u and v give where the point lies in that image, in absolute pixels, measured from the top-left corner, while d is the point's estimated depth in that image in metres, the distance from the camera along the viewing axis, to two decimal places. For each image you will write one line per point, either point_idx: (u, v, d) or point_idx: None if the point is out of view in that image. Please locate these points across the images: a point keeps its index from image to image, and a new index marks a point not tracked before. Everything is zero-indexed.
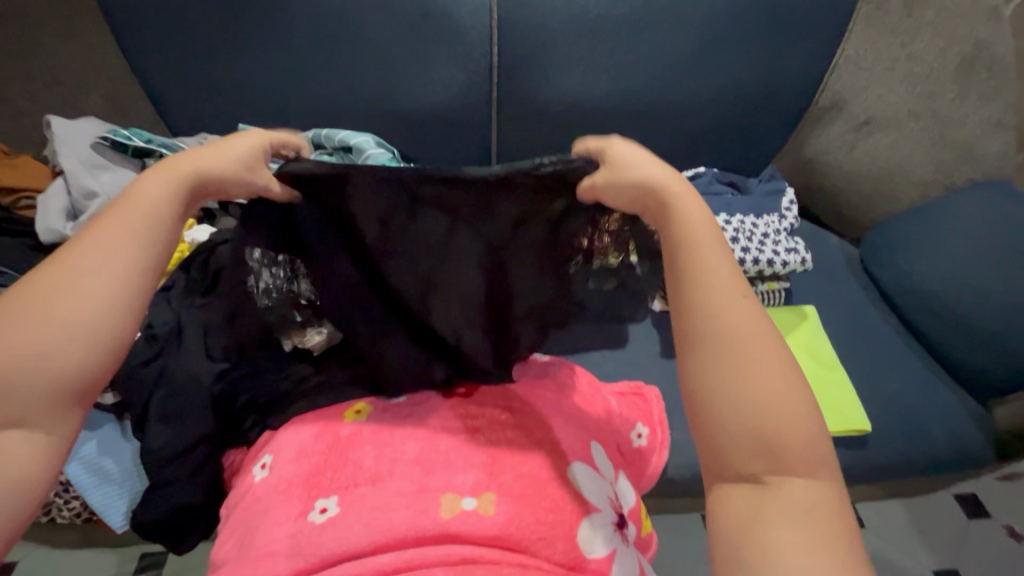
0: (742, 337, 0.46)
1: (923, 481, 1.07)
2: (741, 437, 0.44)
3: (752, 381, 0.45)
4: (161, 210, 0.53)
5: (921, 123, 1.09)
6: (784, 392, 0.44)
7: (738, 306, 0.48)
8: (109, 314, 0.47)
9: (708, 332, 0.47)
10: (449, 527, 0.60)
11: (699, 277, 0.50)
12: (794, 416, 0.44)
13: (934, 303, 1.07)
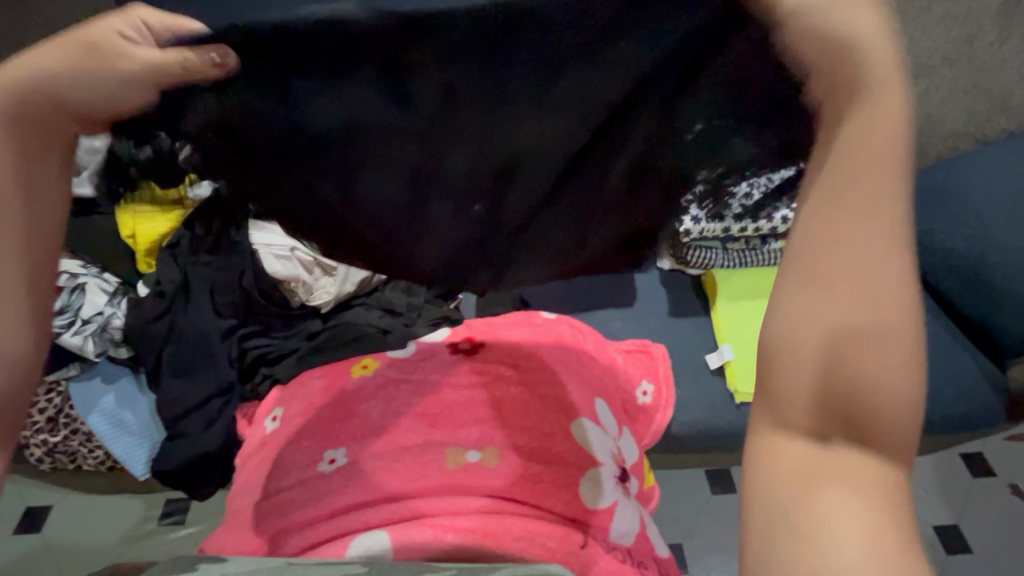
0: (863, 227, 0.30)
1: (932, 438, 1.07)
2: (815, 393, 0.32)
3: (869, 303, 0.30)
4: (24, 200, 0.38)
5: (955, 69, 1.01)
6: (910, 366, 0.30)
7: (891, 243, 0.30)
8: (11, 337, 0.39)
9: (820, 256, 0.31)
10: (454, 477, 0.62)
11: (842, 185, 0.31)
12: (906, 403, 0.30)
13: (956, 263, 1.02)
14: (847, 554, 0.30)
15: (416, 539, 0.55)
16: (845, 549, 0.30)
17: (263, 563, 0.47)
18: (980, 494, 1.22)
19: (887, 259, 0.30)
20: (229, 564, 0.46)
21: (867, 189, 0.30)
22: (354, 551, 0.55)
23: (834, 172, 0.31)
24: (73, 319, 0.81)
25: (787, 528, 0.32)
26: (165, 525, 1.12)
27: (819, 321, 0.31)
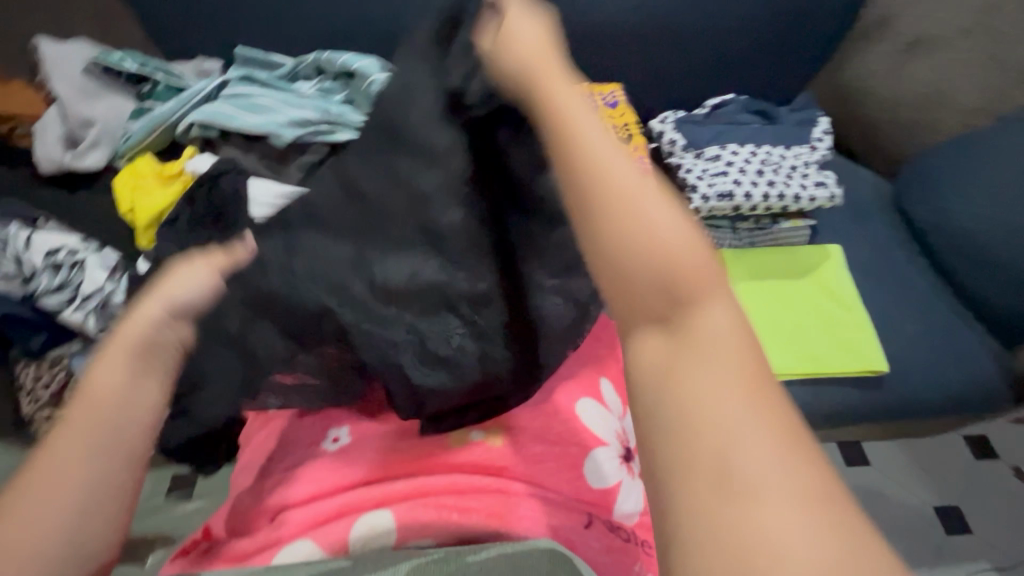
0: (592, 146, 0.41)
1: (937, 420, 1.06)
2: (638, 278, 0.36)
3: (644, 216, 0.37)
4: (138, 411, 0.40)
5: (973, 41, 1.00)
6: (676, 226, 0.37)
7: (619, 159, 0.41)
8: (101, 486, 0.37)
9: (594, 180, 0.39)
10: (455, 458, 0.62)
11: (570, 132, 0.43)
12: (688, 251, 0.36)
13: (966, 243, 1.00)
14: (752, 448, 0.29)
15: (421, 518, 0.56)
16: (714, 391, 0.31)
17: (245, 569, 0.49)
18: (983, 477, 1.22)
19: (638, 187, 0.39)
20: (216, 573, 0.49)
21: (601, 150, 0.41)
22: (357, 537, 0.56)
23: (560, 130, 0.43)
24: (73, 296, 0.79)
25: (684, 431, 0.31)
26: (173, 499, 1.13)
27: (613, 221, 0.37)
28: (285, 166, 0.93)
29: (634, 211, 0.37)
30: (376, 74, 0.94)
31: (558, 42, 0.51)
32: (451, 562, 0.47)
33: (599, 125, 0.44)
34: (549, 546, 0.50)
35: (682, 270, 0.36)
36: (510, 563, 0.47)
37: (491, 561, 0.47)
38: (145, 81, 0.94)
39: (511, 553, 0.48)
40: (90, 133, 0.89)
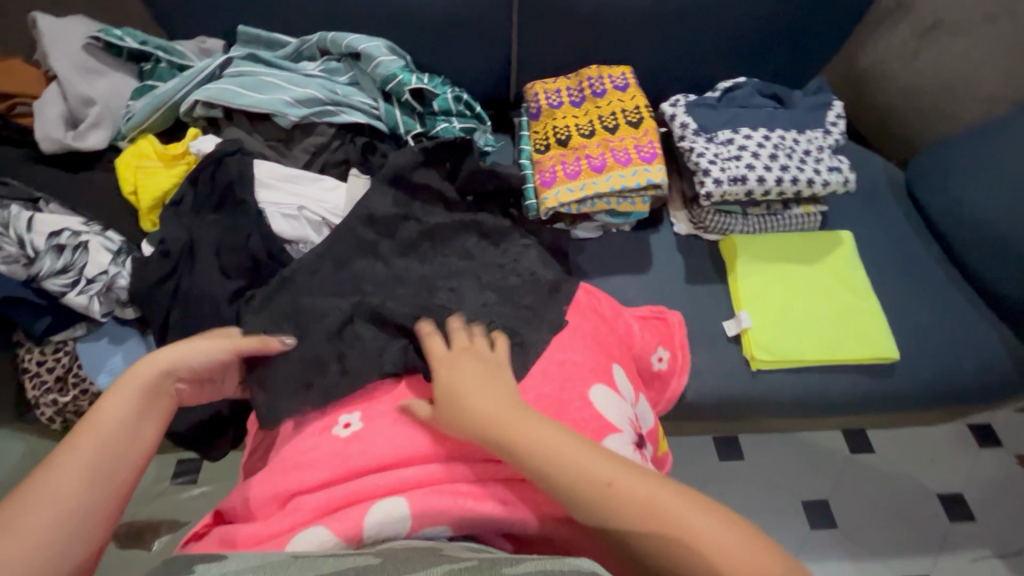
0: (557, 459, 0.52)
1: (946, 410, 1.06)
2: (660, 556, 0.47)
3: (604, 488, 0.50)
4: (115, 432, 0.52)
5: (997, 26, 0.97)
6: (644, 493, 0.49)
7: (577, 454, 0.52)
8: (69, 505, 0.46)
9: (580, 494, 0.50)
10: (473, 443, 0.62)
11: (540, 460, 0.52)
12: (669, 508, 0.48)
13: (983, 233, 0.99)
14: None
15: (435, 505, 0.55)
16: None
17: (266, 560, 0.45)
18: (985, 466, 1.23)
19: (576, 455, 0.52)
20: (229, 562, 0.45)
21: (538, 445, 0.53)
22: (371, 525, 0.55)
23: (535, 461, 0.52)
24: (76, 278, 0.77)
25: None
26: (177, 485, 1.12)
27: (614, 519, 0.49)
28: (289, 147, 0.91)
29: (595, 488, 0.50)
30: (382, 56, 0.91)
31: (469, 353, 0.63)
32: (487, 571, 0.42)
33: (545, 426, 0.54)
34: (590, 568, 0.44)
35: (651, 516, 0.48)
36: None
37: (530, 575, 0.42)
38: (148, 60, 0.92)
39: (551, 569, 0.43)
40: (92, 113, 0.87)
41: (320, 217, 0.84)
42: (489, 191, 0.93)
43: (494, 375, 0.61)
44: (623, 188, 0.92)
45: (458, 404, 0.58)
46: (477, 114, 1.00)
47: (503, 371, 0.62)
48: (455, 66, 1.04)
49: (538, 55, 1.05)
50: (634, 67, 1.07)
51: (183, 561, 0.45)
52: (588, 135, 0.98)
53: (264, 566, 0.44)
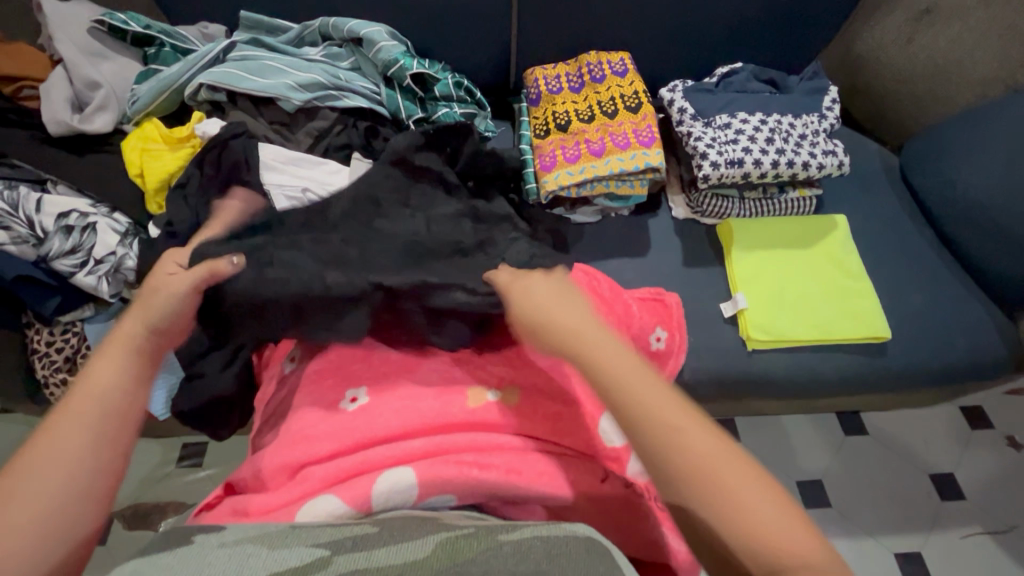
0: (609, 364, 0.54)
1: (939, 389, 1.08)
2: (685, 472, 0.47)
3: (661, 411, 0.50)
4: (109, 390, 0.49)
5: (990, 11, 0.98)
6: (682, 413, 0.50)
7: (630, 369, 0.53)
8: (72, 471, 0.45)
9: (622, 399, 0.51)
10: (475, 415, 0.64)
11: (592, 364, 0.54)
12: (704, 433, 0.49)
13: (977, 214, 1.01)
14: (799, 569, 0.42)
15: (441, 474, 0.57)
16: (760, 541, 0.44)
17: (263, 530, 0.47)
18: (976, 446, 1.25)
19: (640, 377, 0.53)
20: (227, 533, 0.46)
21: (610, 359, 0.54)
22: (379, 494, 0.56)
23: (588, 365, 0.55)
24: (85, 259, 0.78)
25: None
26: (183, 468, 1.14)
27: (647, 429, 0.49)
28: (293, 132, 0.93)
29: (651, 409, 0.50)
30: (383, 41, 0.92)
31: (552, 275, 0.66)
32: (482, 540, 0.43)
33: (601, 339, 0.56)
34: (585, 534, 0.45)
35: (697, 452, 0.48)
36: (546, 549, 0.42)
37: (527, 543, 0.43)
38: (151, 44, 0.93)
39: (548, 536, 0.43)
40: (97, 96, 0.88)
41: (322, 199, 0.86)
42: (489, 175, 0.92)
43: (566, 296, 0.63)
44: (622, 171, 0.94)
45: (535, 314, 0.61)
46: (477, 100, 1.02)
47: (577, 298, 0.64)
48: (456, 52, 1.05)
49: (538, 41, 1.06)
50: (632, 52, 1.08)
51: (184, 533, 0.46)
52: (587, 119, 0.99)
53: (261, 537, 0.45)
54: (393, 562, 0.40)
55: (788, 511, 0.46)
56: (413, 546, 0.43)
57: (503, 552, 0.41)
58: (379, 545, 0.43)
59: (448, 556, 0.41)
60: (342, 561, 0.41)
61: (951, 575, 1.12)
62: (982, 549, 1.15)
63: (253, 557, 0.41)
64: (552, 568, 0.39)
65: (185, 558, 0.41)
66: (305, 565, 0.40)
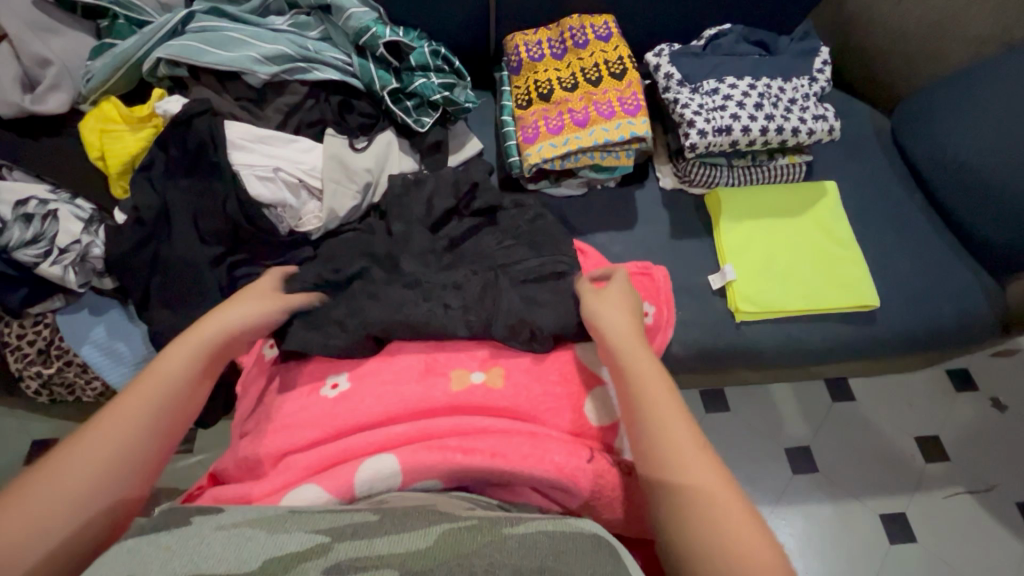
0: (641, 358, 0.59)
1: (927, 355, 1.08)
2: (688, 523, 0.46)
3: (681, 450, 0.50)
4: (184, 378, 0.55)
5: None
6: (704, 462, 0.49)
7: (660, 387, 0.55)
8: (126, 455, 0.48)
9: (649, 413, 0.53)
10: (459, 398, 0.63)
11: (619, 348, 0.61)
12: (722, 495, 0.47)
13: (967, 177, 0.99)
14: None
15: (425, 461, 0.56)
16: None
17: (263, 514, 0.45)
18: (960, 408, 1.27)
19: (669, 404, 0.54)
20: (226, 516, 0.44)
21: (641, 357, 0.59)
22: (362, 480, 0.55)
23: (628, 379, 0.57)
24: (48, 248, 0.75)
25: None
26: (173, 455, 1.13)
27: (667, 470, 0.49)
28: (261, 108, 0.88)
29: (660, 422, 0.52)
30: (353, 8, 0.88)
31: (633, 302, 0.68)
32: (486, 531, 0.42)
33: (636, 329, 0.63)
34: (593, 531, 0.45)
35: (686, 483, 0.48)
36: (553, 544, 0.41)
37: (532, 537, 0.42)
38: (104, 16, 0.87)
39: (554, 533, 0.43)
40: (49, 74, 0.83)
41: (297, 178, 0.83)
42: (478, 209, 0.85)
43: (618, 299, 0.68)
44: (607, 142, 0.91)
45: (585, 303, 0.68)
46: (456, 70, 0.95)
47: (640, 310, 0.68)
48: (432, 19, 1.00)
49: (518, 6, 1.01)
50: (616, 15, 1.04)
51: (182, 511, 0.44)
52: (570, 88, 0.95)
53: (262, 521, 0.43)
54: (395, 550, 0.39)
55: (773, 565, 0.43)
56: (417, 534, 0.42)
57: (508, 544, 0.40)
58: (381, 533, 0.41)
59: (452, 546, 0.40)
60: (344, 549, 0.39)
61: (933, 534, 1.15)
62: (964, 508, 1.17)
63: (252, 541, 0.39)
64: (558, 566, 0.38)
65: (178, 541, 0.39)
66: (304, 551, 0.38)
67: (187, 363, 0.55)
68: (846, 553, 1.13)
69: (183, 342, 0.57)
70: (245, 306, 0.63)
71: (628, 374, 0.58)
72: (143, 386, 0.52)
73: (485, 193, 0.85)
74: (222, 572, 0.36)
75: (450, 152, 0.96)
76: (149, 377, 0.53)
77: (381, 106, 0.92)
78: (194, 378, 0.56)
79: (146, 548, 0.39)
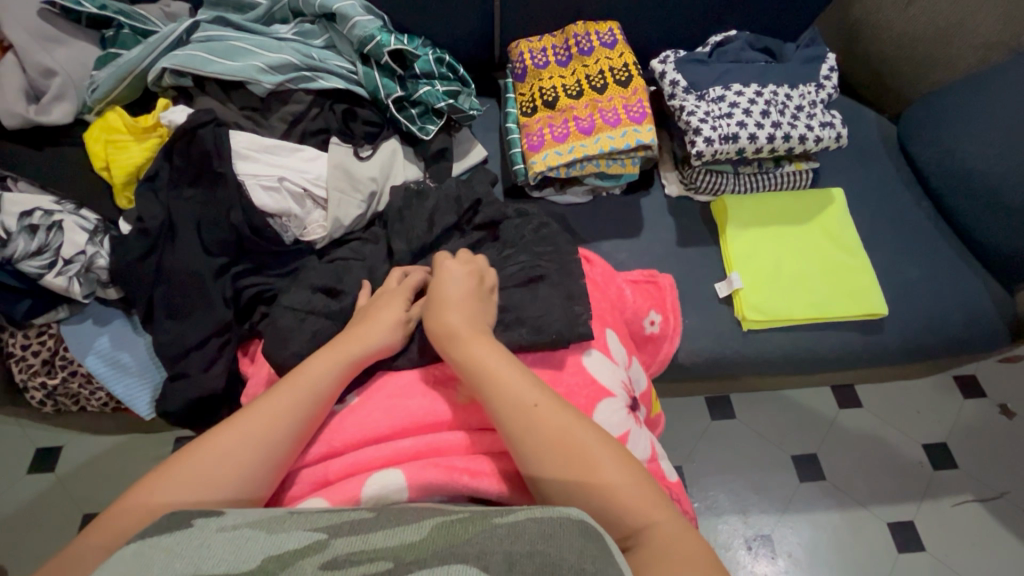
0: (477, 342, 0.60)
1: (935, 362, 1.07)
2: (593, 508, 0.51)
3: (550, 431, 0.54)
4: (319, 389, 0.59)
5: None
6: (564, 435, 0.54)
7: (498, 368, 0.58)
8: (268, 440, 0.54)
9: (501, 407, 0.56)
10: (465, 412, 0.63)
11: (451, 337, 0.61)
12: (597, 467, 0.52)
13: (975, 183, 0.98)
14: None
15: (429, 479, 0.56)
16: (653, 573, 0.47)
17: (263, 514, 0.43)
18: (968, 414, 1.26)
19: (515, 377, 0.57)
20: (228, 517, 0.43)
21: (468, 345, 0.60)
22: (368, 494, 0.56)
23: (469, 373, 0.59)
24: (53, 259, 0.74)
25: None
26: None
27: (541, 464, 0.53)
28: (265, 117, 0.88)
29: (518, 413, 0.55)
30: (358, 16, 0.87)
31: (464, 264, 0.70)
32: (477, 522, 0.41)
33: (461, 304, 0.65)
34: (577, 516, 0.43)
35: (634, 512, 0.50)
36: (540, 529, 0.40)
37: (521, 524, 0.41)
38: (110, 25, 0.88)
39: (541, 517, 0.42)
40: (54, 84, 0.83)
41: (301, 188, 0.83)
42: (481, 221, 0.85)
43: (439, 272, 0.69)
44: (613, 150, 0.90)
45: (431, 290, 0.67)
46: (460, 77, 0.94)
47: (474, 284, 0.68)
48: (437, 27, 1.00)
49: (523, 13, 1.00)
50: (622, 22, 1.03)
51: (182, 513, 0.42)
52: (576, 96, 0.95)
53: (262, 521, 0.42)
54: (389, 545, 0.38)
55: (661, 509, 0.51)
56: (412, 528, 0.41)
57: (497, 533, 0.40)
58: (376, 530, 0.41)
59: (445, 539, 0.39)
60: (341, 545, 0.38)
61: (942, 542, 1.14)
62: (972, 516, 1.16)
63: (251, 542, 0.38)
64: (547, 549, 0.38)
65: (180, 543, 0.38)
66: (301, 548, 0.38)
67: (289, 416, 0.56)
68: (854, 559, 1.13)
69: (327, 354, 0.61)
70: (376, 329, 0.64)
71: (470, 366, 0.59)
72: (285, 389, 0.58)
73: (487, 208, 0.86)
74: (220, 571, 0.35)
75: (455, 160, 0.95)
76: (294, 380, 0.59)
77: (385, 113, 0.92)
78: (328, 388, 0.60)
79: (150, 551, 0.37)
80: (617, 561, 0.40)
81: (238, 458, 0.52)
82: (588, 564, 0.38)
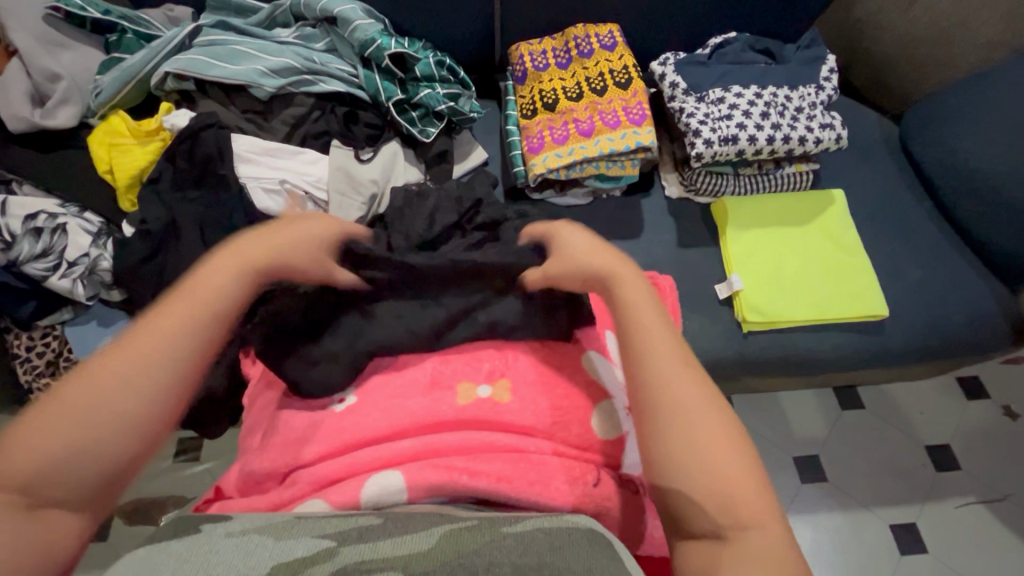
0: (635, 284, 0.57)
1: (938, 363, 1.07)
2: (694, 476, 0.44)
3: (672, 378, 0.48)
4: (229, 299, 0.50)
5: None
6: (692, 393, 0.48)
7: (645, 310, 0.54)
8: (179, 349, 0.45)
9: (635, 344, 0.51)
10: (465, 412, 0.63)
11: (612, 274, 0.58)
12: (711, 440, 0.45)
13: (978, 183, 0.98)
14: None
15: (430, 479, 0.55)
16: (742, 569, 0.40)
17: (270, 521, 0.44)
18: (970, 416, 1.26)
19: (654, 325, 0.53)
20: (234, 522, 0.43)
21: (630, 286, 0.56)
22: (368, 495, 0.55)
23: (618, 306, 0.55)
24: (57, 261, 0.76)
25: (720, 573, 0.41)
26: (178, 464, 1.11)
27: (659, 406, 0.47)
28: (267, 120, 0.88)
29: (650, 355, 0.50)
30: (358, 19, 0.88)
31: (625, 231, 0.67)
32: (484, 532, 0.42)
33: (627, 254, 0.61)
34: (588, 526, 0.44)
35: (739, 504, 0.43)
36: (548, 540, 0.41)
37: (529, 535, 0.41)
38: (114, 30, 0.89)
39: (550, 529, 0.42)
40: (58, 89, 0.84)
41: (302, 190, 0.83)
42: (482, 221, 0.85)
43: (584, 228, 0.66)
44: (613, 151, 0.90)
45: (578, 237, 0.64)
46: (461, 80, 0.94)
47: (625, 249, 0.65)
48: (438, 30, 1.00)
49: (523, 16, 1.01)
50: (622, 24, 1.03)
51: (190, 518, 0.43)
52: (576, 98, 0.95)
53: (269, 527, 0.43)
54: (397, 553, 0.39)
55: (771, 518, 0.43)
56: (420, 537, 0.41)
57: (507, 544, 0.40)
58: (384, 536, 0.41)
59: (453, 548, 0.39)
60: (350, 552, 0.38)
61: (944, 543, 1.14)
62: (974, 517, 1.16)
63: (260, 548, 0.39)
64: (556, 561, 0.37)
65: (188, 548, 0.38)
66: (310, 556, 0.38)
67: (204, 322, 0.47)
68: (855, 561, 1.12)
69: (226, 257, 0.52)
70: (288, 240, 0.57)
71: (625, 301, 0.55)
72: (186, 297, 0.48)
73: (488, 208, 0.86)
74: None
75: (455, 162, 0.96)
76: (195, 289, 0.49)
77: (386, 117, 0.92)
78: (239, 297, 0.51)
79: (158, 556, 0.38)
80: (627, 565, 0.40)
81: (144, 370, 0.43)
82: (598, 568, 0.38)
